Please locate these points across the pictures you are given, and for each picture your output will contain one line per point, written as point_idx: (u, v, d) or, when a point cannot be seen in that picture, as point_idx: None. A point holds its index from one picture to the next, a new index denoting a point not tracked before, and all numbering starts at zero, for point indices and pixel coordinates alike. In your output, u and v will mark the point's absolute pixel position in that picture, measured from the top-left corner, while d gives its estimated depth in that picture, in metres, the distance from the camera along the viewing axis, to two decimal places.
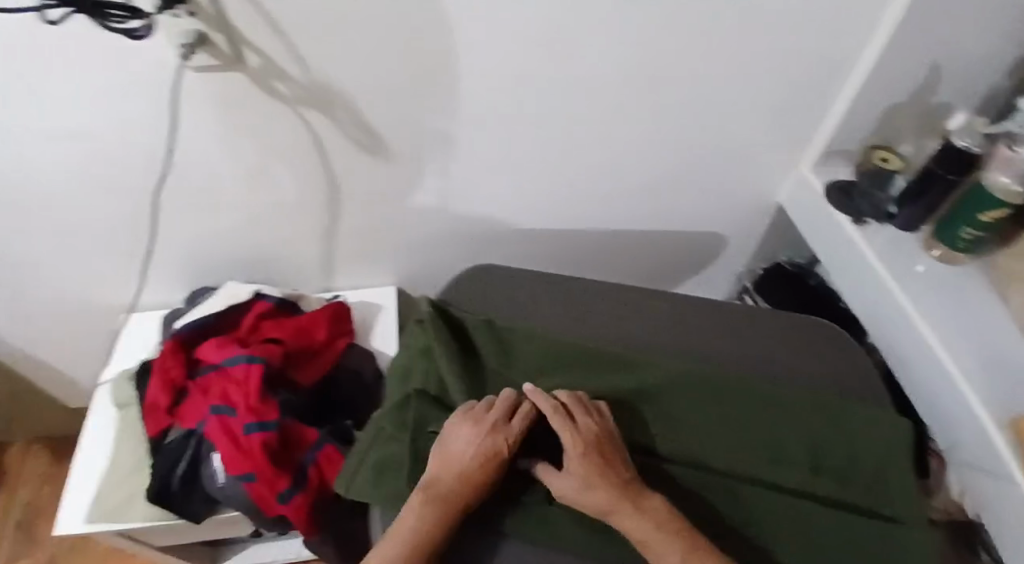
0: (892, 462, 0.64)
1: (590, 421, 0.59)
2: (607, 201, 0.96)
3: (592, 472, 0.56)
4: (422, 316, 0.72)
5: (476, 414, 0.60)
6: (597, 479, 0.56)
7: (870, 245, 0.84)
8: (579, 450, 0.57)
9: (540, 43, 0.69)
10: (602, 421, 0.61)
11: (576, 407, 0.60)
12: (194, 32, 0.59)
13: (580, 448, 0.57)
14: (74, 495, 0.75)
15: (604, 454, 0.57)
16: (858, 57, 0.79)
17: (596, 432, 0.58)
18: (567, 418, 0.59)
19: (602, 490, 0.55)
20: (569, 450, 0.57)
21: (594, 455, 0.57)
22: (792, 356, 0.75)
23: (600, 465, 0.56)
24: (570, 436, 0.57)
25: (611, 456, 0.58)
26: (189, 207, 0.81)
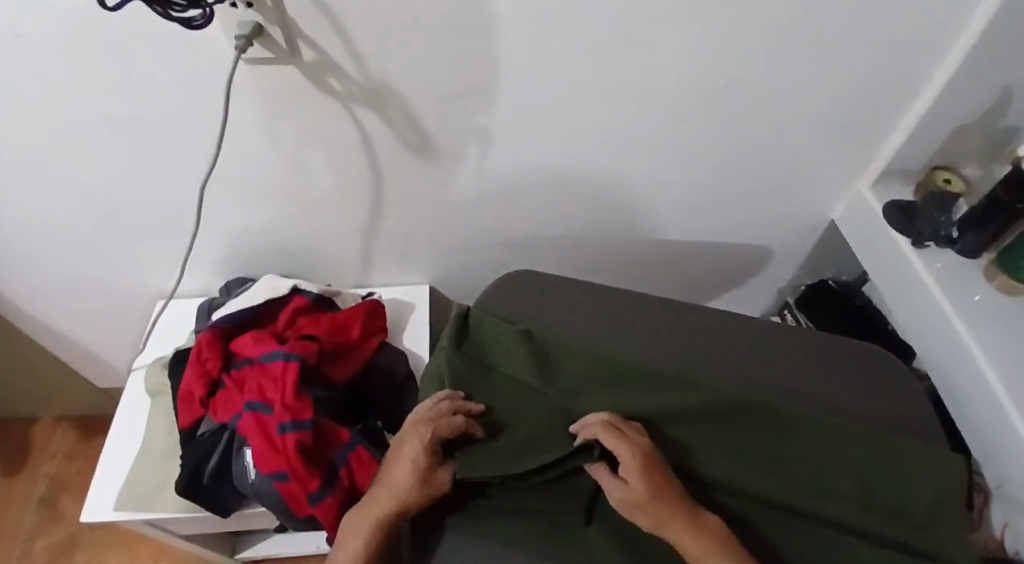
0: (946, 502, 0.60)
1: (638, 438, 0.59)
2: (652, 211, 0.94)
3: (650, 486, 0.55)
4: (453, 327, 0.70)
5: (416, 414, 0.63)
6: (658, 497, 0.54)
7: (927, 269, 0.80)
8: (634, 463, 0.56)
9: (599, 47, 0.68)
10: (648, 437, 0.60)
11: (624, 424, 0.60)
12: (252, 24, 0.58)
13: (637, 461, 0.56)
14: (104, 481, 0.75)
15: (660, 470, 0.56)
16: (928, 76, 0.75)
17: (648, 447, 0.58)
18: (619, 433, 0.58)
19: (657, 506, 0.54)
20: (625, 463, 0.56)
21: (652, 468, 0.56)
22: (842, 384, 0.72)
23: (659, 481, 0.56)
24: (625, 450, 0.57)
25: (663, 469, 0.57)
26: (234, 199, 0.81)
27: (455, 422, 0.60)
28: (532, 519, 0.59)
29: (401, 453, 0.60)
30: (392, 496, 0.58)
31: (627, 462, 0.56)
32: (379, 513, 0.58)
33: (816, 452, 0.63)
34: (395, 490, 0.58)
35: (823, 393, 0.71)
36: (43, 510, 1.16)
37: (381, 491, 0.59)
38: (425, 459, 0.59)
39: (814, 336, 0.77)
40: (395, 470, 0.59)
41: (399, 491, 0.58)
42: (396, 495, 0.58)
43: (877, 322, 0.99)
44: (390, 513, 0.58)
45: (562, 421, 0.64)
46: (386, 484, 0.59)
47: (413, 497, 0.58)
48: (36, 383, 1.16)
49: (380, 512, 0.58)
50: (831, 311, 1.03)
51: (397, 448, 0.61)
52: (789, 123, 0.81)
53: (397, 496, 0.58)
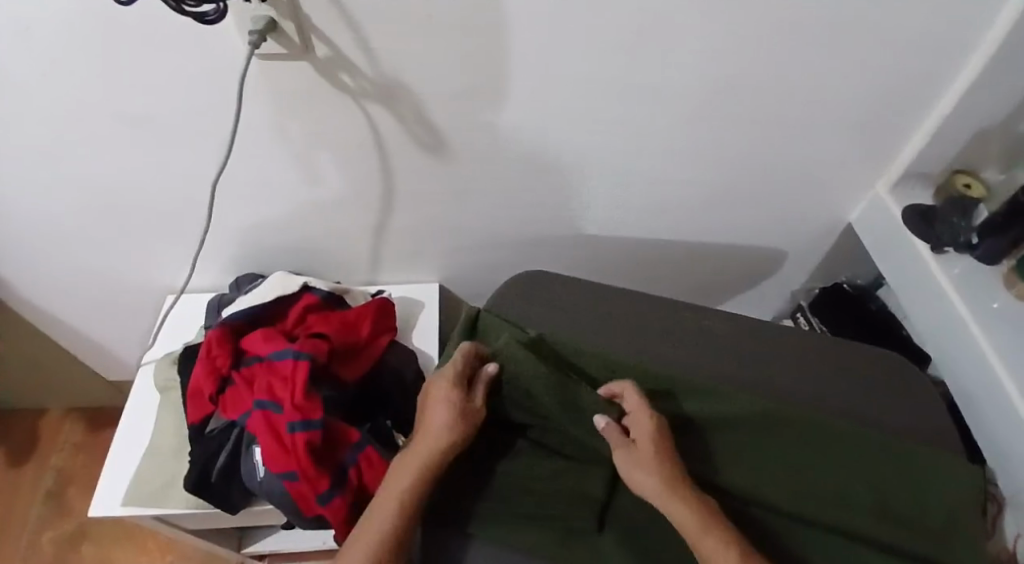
0: (961, 513, 0.60)
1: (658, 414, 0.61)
2: (666, 212, 0.93)
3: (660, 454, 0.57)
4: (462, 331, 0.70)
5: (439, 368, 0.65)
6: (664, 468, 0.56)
7: (945, 274, 0.79)
8: (648, 436, 0.58)
9: (617, 45, 0.67)
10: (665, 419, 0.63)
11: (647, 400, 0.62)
12: (265, 18, 0.57)
13: (653, 432, 0.58)
14: (113, 476, 0.75)
15: (668, 446, 0.58)
16: (950, 78, 0.74)
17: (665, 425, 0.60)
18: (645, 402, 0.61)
19: (660, 467, 0.56)
20: (639, 434, 0.59)
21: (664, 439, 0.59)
22: (855, 391, 0.71)
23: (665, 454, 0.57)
24: (643, 421, 0.59)
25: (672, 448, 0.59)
26: (245, 194, 0.80)
27: (470, 354, 0.64)
28: (545, 525, 0.59)
29: (435, 393, 0.62)
30: (434, 438, 0.58)
31: (642, 431, 0.59)
32: (422, 458, 0.58)
33: (832, 462, 0.63)
34: (437, 432, 0.59)
35: (834, 402, 0.70)
36: (50, 503, 1.17)
37: (420, 439, 0.59)
38: (459, 397, 0.61)
39: (828, 343, 0.76)
40: (431, 416, 0.60)
41: (440, 432, 0.59)
42: (438, 437, 0.59)
43: (892, 328, 0.97)
44: (433, 456, 0.58)
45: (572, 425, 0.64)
46: (424, 432, 0.59)
47: (455, 435, 0.59)
48: (45, 376, 1.16)
49: (424, 455, 0.58)
50: (845, 315, 1.02)
51: (427, 402, 0.62)
52: (807, 125, 0.80)
53: (440, 437, 0.59)
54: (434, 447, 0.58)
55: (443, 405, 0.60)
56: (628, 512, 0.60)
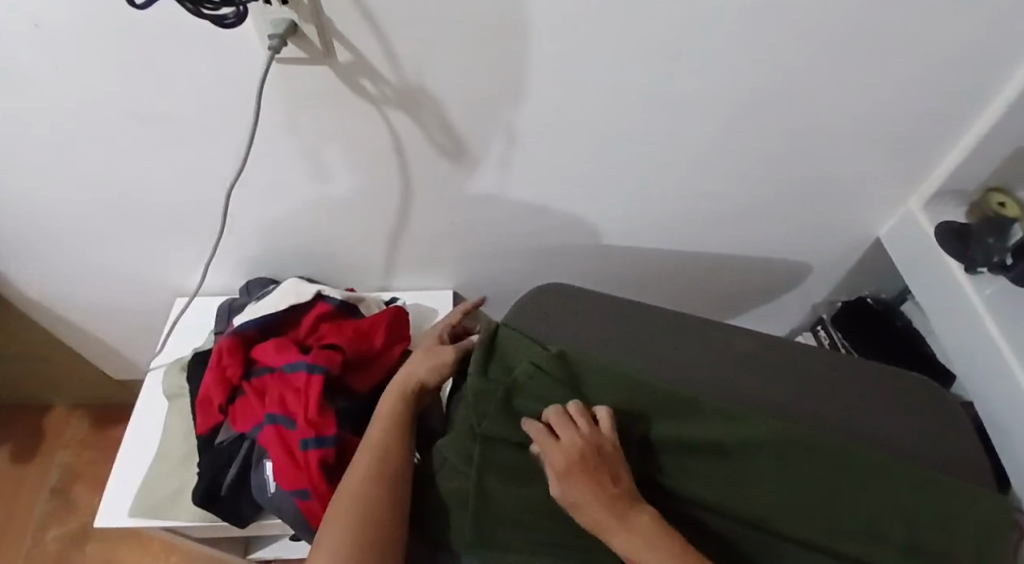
0: (992, 547, 0.57)
1: (575, 432, 0.57)
2: (690, 223, 0.90)
3: (576, 493, 0.54)
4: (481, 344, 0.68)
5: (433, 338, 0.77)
6: (589, 498, 0.54)
7: (980, 297, 0.76)
8: (561, 467, 0.55)
9: (649, 54, 0.64)
10: (593, 434, 0.57)
11: (581, 414, 0.59)
12: (286, 22, 0.54)
13: (563, 461, 0.55)
14: (120, 485, 0.73)
15: (590, 472, 0.55)
16: (993, 93, 0.71)
17: (580, 449, 0.56)
18: (550, 438, 0.58)
19: (581, 508, 0.54)
20: (554, 467, 0.56)
21: (578, 472, 0.55)
22: (884, 416, 0.69)
23: (585, 482, 0.54)
24: (554, 453, 0.56)
25: (600, 473, 0.55)
26: (260, 199, 0.78)
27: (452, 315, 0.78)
28: (563, 553, 0.58)
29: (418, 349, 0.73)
30: (406, 383, 0.69)
31: (553, 465, 0.56)
32: (398, 404, 0.67)
33: (860, 493, 0.60)
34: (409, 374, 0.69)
35: (867, 429, 0.68)
36: (56, 500, 1.16)
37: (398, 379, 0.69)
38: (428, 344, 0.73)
39: (857, 366, 0.74)
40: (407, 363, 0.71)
41: (414, 376, 0.69)
42: (408, 381, 0.69)
43: (916, 345, 0.95)
44: (405, 399, 0.68)
45: None
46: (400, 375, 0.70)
47: (425, 374, 0.69)
48: (52, 372, 1.15)
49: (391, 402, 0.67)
50: (870, 331, 0.99)
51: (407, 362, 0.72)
52: (840, 139, 0.77)
53: (410, 382, 0.69)
54: (410, 376, 0.69)
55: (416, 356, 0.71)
56: None
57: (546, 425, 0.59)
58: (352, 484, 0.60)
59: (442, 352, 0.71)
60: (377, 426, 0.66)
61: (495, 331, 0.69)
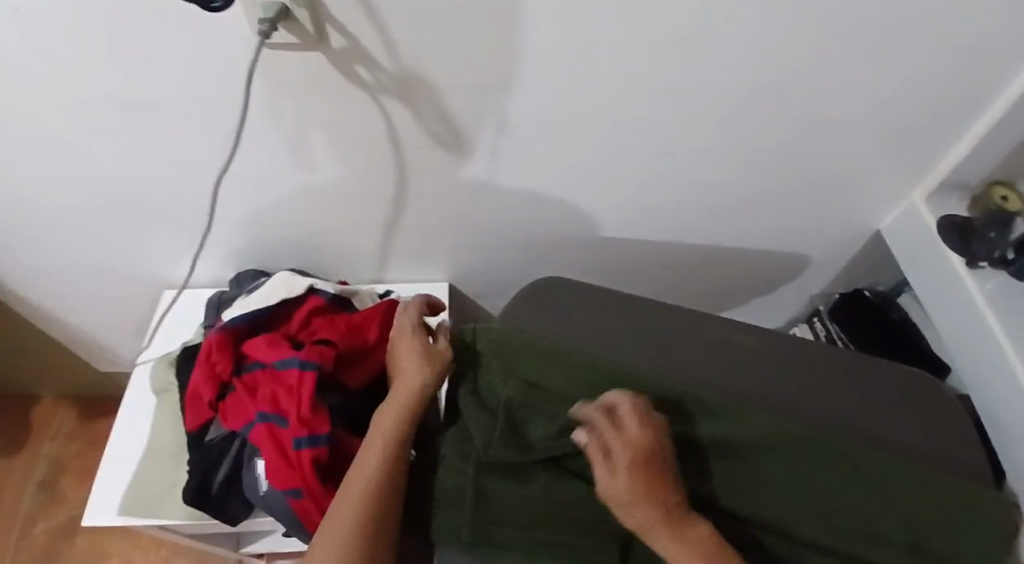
0: (993, 550, 0.58)
1: (644, 429, 0.55)
2: (690, 215, 0.89)
3: (636, 493, 0.52)
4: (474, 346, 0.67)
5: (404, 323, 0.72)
6: (643, 495, 0.52)
7: (982, 293, 0.75)
8: (626, 465, 0.53)
9: (655, 41, 0.62)
10: (658, 433, 0.55)
11: (646, 410, 0.57)
12: (276, 6, 0.51)
13: (626, 455, 0.53)
14: (108, 483, 0.72)
15: (654, 472, 0.52)
16: (1003, 85, 0.70)
17: (649, 450, 0.53)
18: (617, 433, 0.54)
19: (637, 507, 0.52)
20: (616, 463, 0.53)
21: (644, 472, 0.52)
22: (886, 414, 0.69)
23: (648, 482, 0.52)
24: (619, 447, 0.53)
25: (662, 476, 0.53)
26: (251, 189, 0.76)
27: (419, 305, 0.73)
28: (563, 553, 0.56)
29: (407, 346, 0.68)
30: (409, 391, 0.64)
31: (619, 461, 0.53)
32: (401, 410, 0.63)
33: (868, 493, 0.59)
34: (407, 376, 0.65)
35: (871, 428, 0.67)
36: (43, 493, 1.14)
37: (399, 384, 0.65)
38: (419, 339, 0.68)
39: (856, 361, 0.73)
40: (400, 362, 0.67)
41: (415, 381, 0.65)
42: (407, 383, 0.65)
43: (911, 338, 0.94)
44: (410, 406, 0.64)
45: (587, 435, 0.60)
46: (398, 380, 0.66)
47: (427, 378, 0.65)
48: (37, 363, 1.13)
49: (396, 407, 0.64)
50: (868, 326, 0.98)
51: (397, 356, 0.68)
52: (845, 130, 0.76)
53: (409, 383, 0.65)
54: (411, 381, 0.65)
55: (409, 354, 0.67)
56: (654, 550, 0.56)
57: (602, 419, 0.56)
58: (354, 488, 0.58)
59: (437, 351, 0.67)
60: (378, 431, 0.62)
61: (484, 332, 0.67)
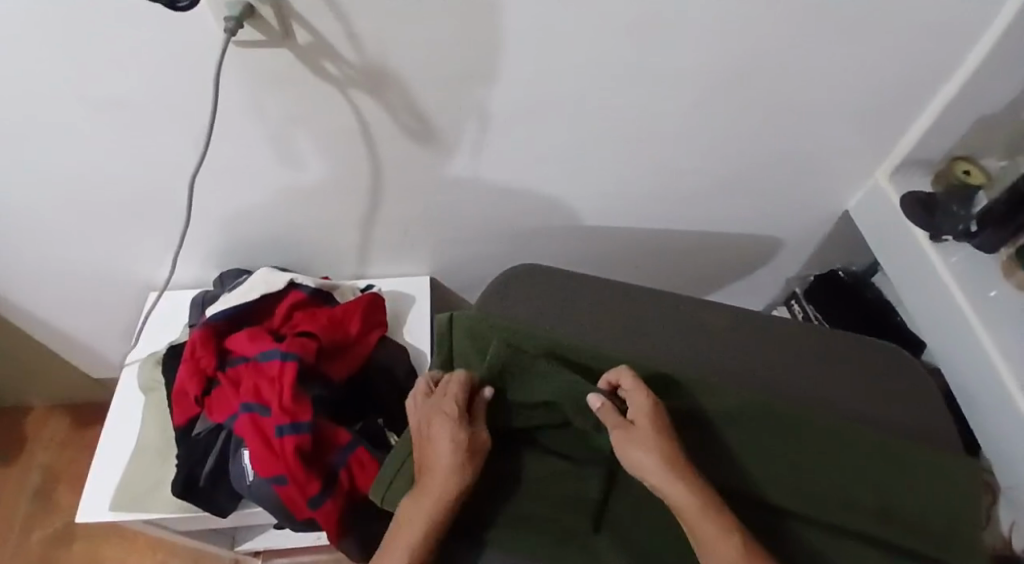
0: (963, 511, 0.59)
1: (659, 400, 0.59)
2: (662, 202, 0.91)
3: (659, 448, 0.55)
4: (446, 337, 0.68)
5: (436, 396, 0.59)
6: (666, 449, 0.55)
7: (946, 265, 0.78)
8: (644, 420, 0.57)
9: (615, 31, 0.64)
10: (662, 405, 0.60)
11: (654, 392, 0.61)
12: (241, 3, 0.53)
13: (646, 410, 0.57)
14: (99, 480, 0.73)
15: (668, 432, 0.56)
16: (956, 61, 0.72)
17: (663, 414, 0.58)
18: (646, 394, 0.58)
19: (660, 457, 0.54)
20: (634, 417, 0.57)
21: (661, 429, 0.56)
22: (852, 384, 0.71)
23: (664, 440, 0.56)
24: (641, 404, 0.58)
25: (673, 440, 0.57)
26: (228, 188, 0.78)
27: (466, 381, 0.59)
28: (541, 529, 0.56)
29: (450, 438, 0.55)
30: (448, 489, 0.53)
31: (641, 411, 0.57)
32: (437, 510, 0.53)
33: (833, 459, 0.61)
34: (443, 474, 0.54)
35: (840, 400, 0.69)
36: (39, 500, 1.16)
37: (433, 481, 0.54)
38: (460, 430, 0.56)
39: (826, 333, 0.75)
40: (433, 449, 0.55)
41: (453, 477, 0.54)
42: (445, 483, 0.53)
43: (885, 316, 0.97)
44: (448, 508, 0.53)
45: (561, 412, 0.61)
46: (430, 473, 0.54)
47: (465, 473, 0.54)
48: (29, 372, 1.14)
49: (430, 507, 0.53)
50: (843, 305, 1.00)
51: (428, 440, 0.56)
52: (808, 112, 0.78)
53: (448, 483, 0.53)
54: (448, 482, 0.53)
55: (449, 444, 0.55)
56: (624, 518, 0.58)
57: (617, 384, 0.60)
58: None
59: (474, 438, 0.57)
60: (412, 524, 0.52)
61: (454, 321, 0.68)
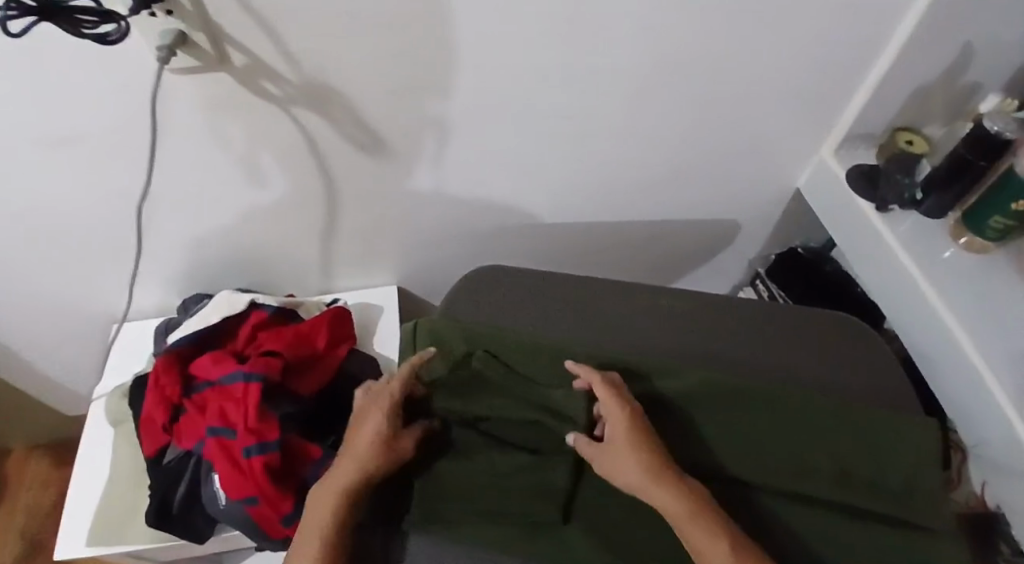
0: (921, 469, 0.61)
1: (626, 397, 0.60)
2: (617, 195, 0.92)
3: (635, 451, 0.55)
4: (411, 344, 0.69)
5: (378, 389, 0.62)
6: (644, 451, 0.55)
7: (894, 234, 0.80)
8: (622, 422, 0.57)
9: (550, 32, 0.64)
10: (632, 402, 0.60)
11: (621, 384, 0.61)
12: (174, 31, 0.54)
13: (626, 418, 0.57)
14: (73, 518, 0.73)
15: (644, 435, 0.56)
16: (886, 37, 0.73)
17: (636, 411, 0.58)
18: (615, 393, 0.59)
19: (646, 461, 0.55)
20: (612, 424, 0.57)
21: (640, 432, 0.57)
22: (810, 358, 0.72)
23: (641, 442, 0.56)
24: (610, 405, 0.58)
25: (653, 441, 0.57)
26: (180, 214, 0.78)
27: (408, 374, 0.62)
28: (507, 521, 0.57)
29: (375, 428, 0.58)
30: (353, 463, 0.56)
31: (616, 414, 0.57)
32: (341, 488, 0.55)
33: (793, 432, 0.62)
34: (358, 457, 0.57)
35: (797, 372, 0.71)
36: (24, 542, 1.14)
37: (343, 460, 0.57)
38: (388, 421, 0.59)
39: (783, 310, 0.76)
40: (359, 435, 0.59)
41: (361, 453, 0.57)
42: (356, 465, 0.56)
43: (845, 288, 0.99)
44: (355, 485, 0.56)
45: (525, 408, 0.62)
46: (348, 455, 0.58)
47: (382, 460, 0.57)
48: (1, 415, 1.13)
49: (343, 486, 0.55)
50: (803, 282, 1.02)
51: (359, 420, 0.61)
52: (750, 98, 0.79)
53: (359, 467, 0.56)
54: (360, 464, 0.56)
55: (372, 430, 0.58)
56: (594, 508, 0.59)
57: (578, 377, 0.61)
58: (310, 534, 0.54)
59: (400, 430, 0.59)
60: (322, 502, 0.55)
61: (420, 328, 0.69)
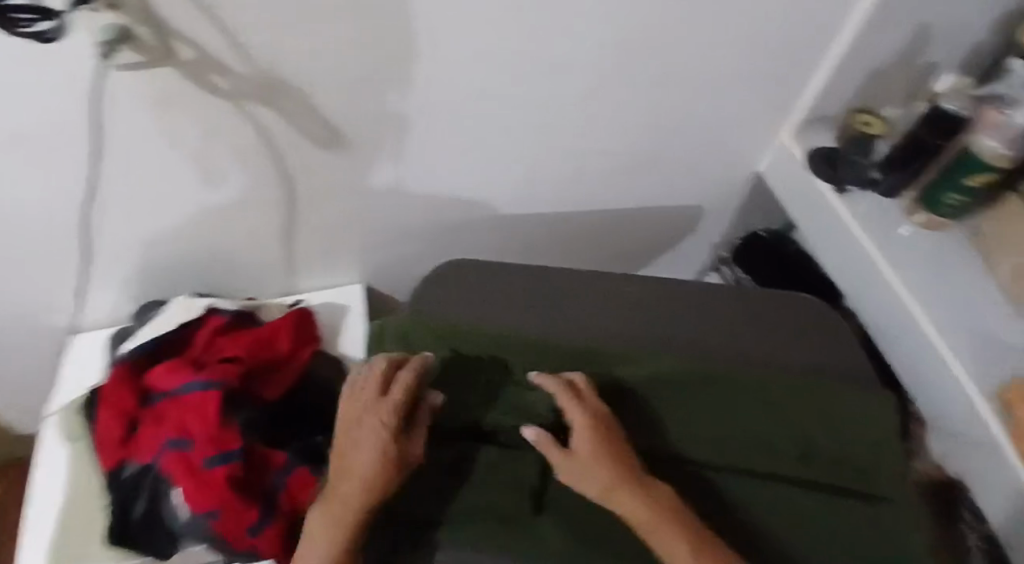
0: (881, 443, 0.61)
1: (590, 398, 0.59)
2: (582, 185, 0.92)
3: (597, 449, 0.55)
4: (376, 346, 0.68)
5: (371, 400, 0.57)
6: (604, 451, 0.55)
7: (853, 214, 0.81)
8: (585, 422, 0.56)
9: (512, 22, 0.63)
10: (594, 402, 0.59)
11: (585, 386, 0.61)
12: (112, 27, 0.47)
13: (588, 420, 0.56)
14: (27, 542, 0.69)
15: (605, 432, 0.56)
16: (843, 19, 0.74)
17: (599, 409, 0.58)
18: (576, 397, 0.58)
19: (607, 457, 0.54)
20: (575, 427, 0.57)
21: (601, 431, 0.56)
22: (773, 341, 0.73)
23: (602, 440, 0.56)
24: (571, 405, 0.57)
25: (617, 442, 0.57)
26: (131, 219, 0.75)
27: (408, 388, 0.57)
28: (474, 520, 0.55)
29: (377, 454, 0.53)
30: (364, 485, 0.53)
31: (578, 417, 0.57)
32: (345, 518, 0.52)
33: (757, 414, 0.62)
34: (359, 485, 0.53)
35: (761, 355, 0.72)
36: None
37: (344, 489, 0.54)
38: (390, 443, 0.54)
39: (746, 295, 0.77)
40: (359, 459, 0.54)
41: (369, 472, 0.53)
42: (361, 494, 0.53)
43: (806, 269, 1.01)
44: (361, 515, 0.53)
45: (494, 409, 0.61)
46: (350, 482, 0.54)
47: (388, 485, 0.53)
48: None
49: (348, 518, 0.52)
50: (766, 264, 1.04)
51: (351, 437, 0.56)
52: (712, 83, 0.79)
53: (364, 496, 0.53)
54: (363, 492, 0.53)
55: (372, 456, 0.53)
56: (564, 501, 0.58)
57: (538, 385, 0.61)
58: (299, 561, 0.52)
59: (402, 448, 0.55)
60: (327, 533, 0.52)
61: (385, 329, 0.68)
